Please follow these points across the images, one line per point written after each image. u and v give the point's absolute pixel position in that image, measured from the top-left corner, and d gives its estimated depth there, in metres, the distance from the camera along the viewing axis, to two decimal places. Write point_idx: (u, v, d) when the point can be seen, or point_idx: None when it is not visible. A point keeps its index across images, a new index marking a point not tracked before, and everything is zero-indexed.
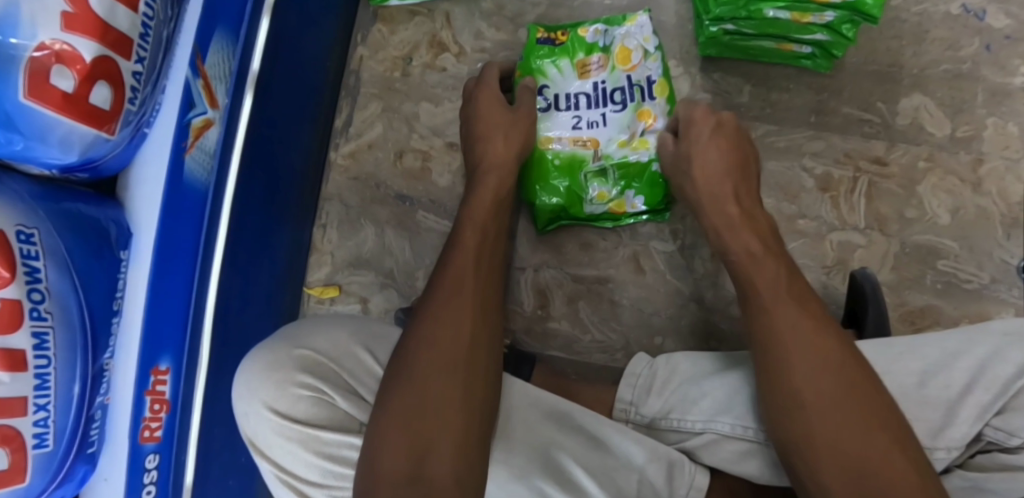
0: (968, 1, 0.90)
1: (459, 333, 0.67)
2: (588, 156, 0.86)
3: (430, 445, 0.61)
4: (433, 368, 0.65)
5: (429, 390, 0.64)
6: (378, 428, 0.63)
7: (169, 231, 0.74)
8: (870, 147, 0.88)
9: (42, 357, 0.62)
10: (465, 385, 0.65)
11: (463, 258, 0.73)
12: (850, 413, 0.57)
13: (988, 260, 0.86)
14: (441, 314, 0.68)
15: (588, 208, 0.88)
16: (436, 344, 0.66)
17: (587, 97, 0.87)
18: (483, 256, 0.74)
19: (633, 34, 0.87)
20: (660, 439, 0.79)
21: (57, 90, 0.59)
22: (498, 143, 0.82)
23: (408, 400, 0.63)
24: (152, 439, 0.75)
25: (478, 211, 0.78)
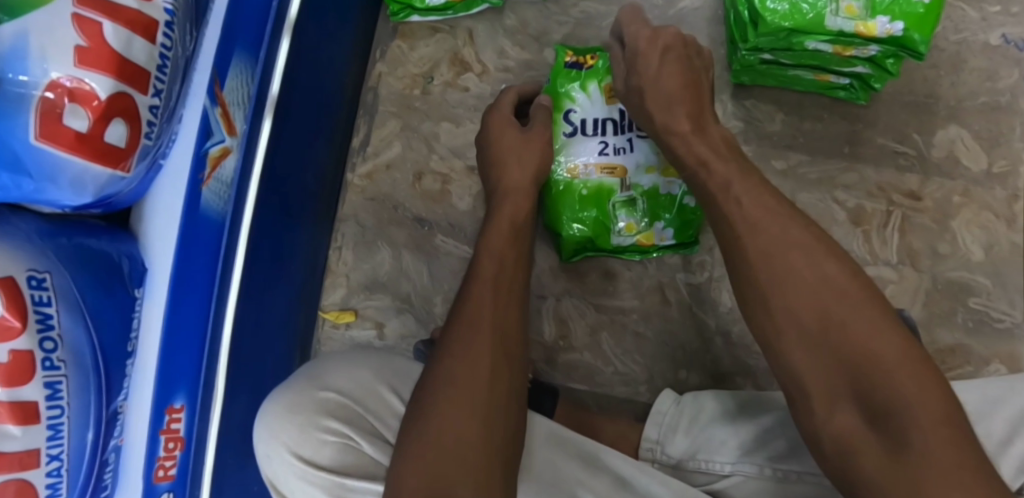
0: (1008, 31, 0.87)
1: (476, 361, 0.62)
2: (615, 185, 0.84)
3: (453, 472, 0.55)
4: (452, 401, 0.60)
5: (448, 422, 0.58)
6: (398, 464, 0.57)
7: (184, 263, 0.71)
8: (903, 180, 0.86)
9: (55, 407, 0.59)
10: (485, 415, 0.59)
11: (483, 291, 0.68)
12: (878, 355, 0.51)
13: (1020, 298, 0.84)
14: (456, 348, 0.63)
15: (615, 239, 0.85)
16: (451, 373, 0.62)
17: (615, 123, 0.85)
18: (504, 287, 0.70)
19: None
20: (686, 480, 0.76)
21: (70, 130, 0.54)
22: (523, 172, 0.79)
23: (428, 433, 0.58)
24: (167, 478, 0.73)
25: (497, 239, 0.74)
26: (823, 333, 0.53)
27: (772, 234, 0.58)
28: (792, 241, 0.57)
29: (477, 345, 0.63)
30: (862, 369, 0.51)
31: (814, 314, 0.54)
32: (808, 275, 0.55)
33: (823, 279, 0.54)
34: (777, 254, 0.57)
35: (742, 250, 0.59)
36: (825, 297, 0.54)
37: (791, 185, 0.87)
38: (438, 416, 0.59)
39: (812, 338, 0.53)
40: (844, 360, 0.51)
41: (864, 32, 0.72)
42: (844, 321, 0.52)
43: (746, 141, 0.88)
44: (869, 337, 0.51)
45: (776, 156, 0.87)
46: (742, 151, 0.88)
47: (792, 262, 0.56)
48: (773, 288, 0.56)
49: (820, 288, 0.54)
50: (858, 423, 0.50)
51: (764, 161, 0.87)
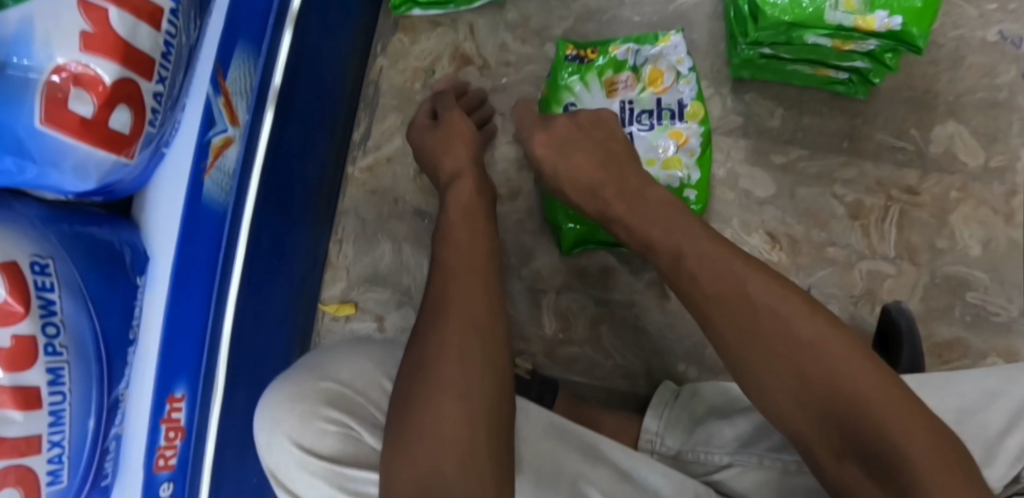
0: (1006, 27, 0.88)
1: (442, 344, 0.62)
2: None
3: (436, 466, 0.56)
4: (427, 385, 0.60)
5: (425, 410, 0.59)
6: (387, 460, 0.58)
7: (186, 252, 0.71)
8: (902, 175, 0.86)
9: (57, 393, 0.59)
10: (460, 395, 0.59)
11: (452, 271, 0.69)
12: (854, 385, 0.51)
13: (1018, 293, 0.85)
14: (427, 336, 0.63)
15: None
16: (422, 361, 0.62)
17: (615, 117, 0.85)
18: (471, 265, 0.69)
19: (666, 55, 0.85)
20: (685, 471, 0.76)
21: (74, 115, 0.55)
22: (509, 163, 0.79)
23: (407, 428, 0.59)
24: (167, 467, 0.73)
25: (455, 228, 0.73)
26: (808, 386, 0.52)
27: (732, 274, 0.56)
28: (753, 279, 0.56)
29: (444, 326, 0.63)
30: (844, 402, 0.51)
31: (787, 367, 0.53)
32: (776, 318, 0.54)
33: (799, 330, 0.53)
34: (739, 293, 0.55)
35: (699, 287, 0.57)
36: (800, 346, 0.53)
37: (790, 180, 0.87)
38: (414, 413, 0.59)
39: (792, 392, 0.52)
40: (830, 416, 0.51)
41: (863, 26, 0.73)
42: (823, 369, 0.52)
43: (746, 135, 0.88)
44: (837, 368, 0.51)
45: (775, 150, 0.88)
46: (742, 146, 0.88)
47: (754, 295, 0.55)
48: (730, 326, 0.55)
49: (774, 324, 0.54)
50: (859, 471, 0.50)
51: (763, 156, 0.88)
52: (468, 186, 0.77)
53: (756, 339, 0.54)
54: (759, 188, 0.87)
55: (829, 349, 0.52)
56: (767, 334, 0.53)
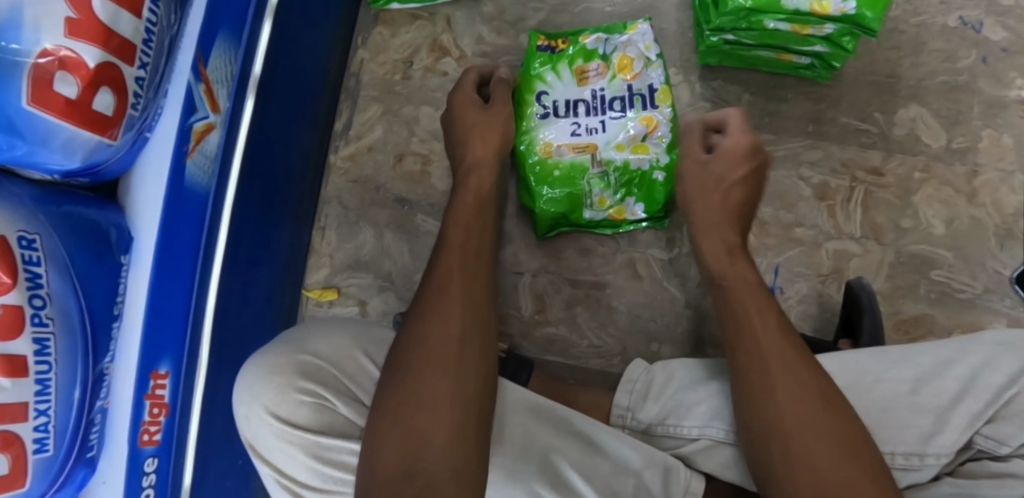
0: (965, 13, 0.91)
1: (445, 324, 0.65)
2: (587, 162, 0.87)
3: (425, 437, 0.59)
4: (427, 360, 0.63)
5: (423, 384, 0.62)
6: (375, 423, 0.61)
7: (168, 234, 0.74)
8: (867, 157, 0.89)
9: (43, 363, 0.61)
10: (456, 373, 0.63)
11: (452, 254, 0.72)
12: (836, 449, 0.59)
13: (981, 270, 0.87)
14: (427, 322, 0.66)
15: (588, 213, 0.88)
16: (422, 336, 0.65)
17: (586, 104, 0.88)
18: (473, 253, 0.72)
19: (634, 42, 0.89)
20: (656, 445, 0.78)
21: (60, 95, 0.58)
22: (479, 146, 0.82)
23: (400, 398, 0.61)
24: (151, 443, 0.75)
25: (463, 212, 0.76)
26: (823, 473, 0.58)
27: (777, 367, 0.63)
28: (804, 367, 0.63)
29: (447, 305, 0.67)
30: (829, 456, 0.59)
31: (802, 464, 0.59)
32: (802, 414, 0.61)
33: (821, 437, 0.59)
34: (778, 391, 0.62)
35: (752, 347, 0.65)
36: (821, 449, 0.59)
37: None
38: (411, 384, 0.62)
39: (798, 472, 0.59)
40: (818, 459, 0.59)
41: (819, 10, 0.76)
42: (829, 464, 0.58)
43: None
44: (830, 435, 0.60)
45: None
46: None
47: (786, 387, 0.62)
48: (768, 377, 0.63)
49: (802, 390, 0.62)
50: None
51: None
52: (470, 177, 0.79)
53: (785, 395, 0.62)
54: None
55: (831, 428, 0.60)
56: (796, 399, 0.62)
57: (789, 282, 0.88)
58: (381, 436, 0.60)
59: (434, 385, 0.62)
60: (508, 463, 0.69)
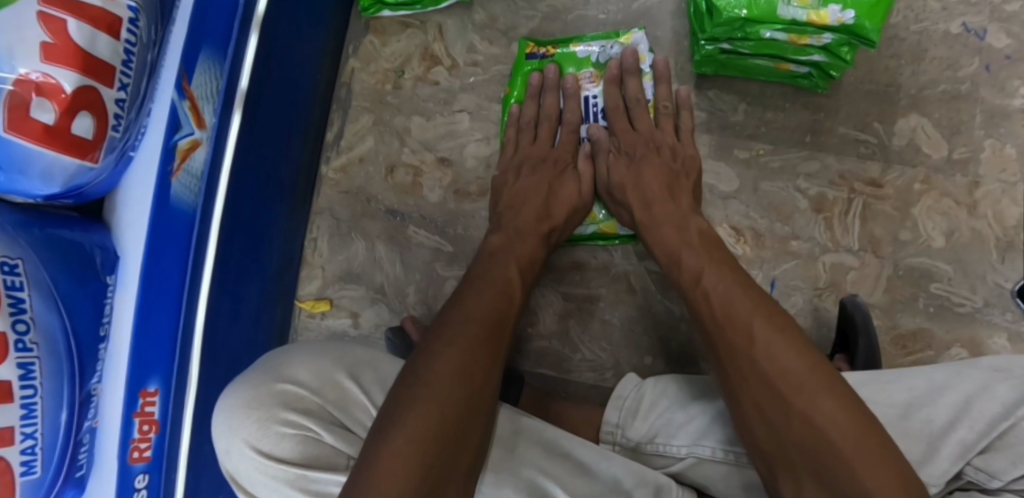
0: (968, 19, 0.88)
1: (479, 362, 0.62)
2: None
3: (436, 482, 0.56)
4: (454, 392, 0.59)
5: (446, 417, 0.58)
6: (386, 444, 0.55)
7: (154, 253, 0.73)
8: (865, 168, 0.87)
9: (28, 387, 0.61)
10: (475, 422, 0.60)
11: (481, 292, 0.69)
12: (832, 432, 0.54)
13: (981, 283, 0.85)
14: (459, 350, 0.61)
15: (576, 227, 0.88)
16: (459, 368, 0.60)
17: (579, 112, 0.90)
18: (505, 296, 0.69)
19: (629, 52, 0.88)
20: (646, 464, 0.77)
21: (37, 122, 0.57)
22: (526, 186, 0.83)
23: (427, 429, 0.56)
24: (142, 460, 0.75)
25: (503, 251, 0.75)
26: (818, 451, 0.54)
27: (779, 345, 0.59)
28: (785, 350, 0.58)
29: (479, 337, 0.63)
30: (820, 451, 0.54)
31: (799, 443, 0.55)
32: (809, 392, 0.56)
33: (814, 416, 0.55)
34: (773, 370, 0.58)
35: (749, 333, 0.60)
36: (808, 434, 0.55)
37: (753, 173, 0.89)
38: (439, 418, 0.57)
39: (794, 451, 0.55)
40: (808, 455, 0.54)
41: (817, 20, 0.74)
42: (834, 443, 0.53)
43: (710, 131, 0.90)
44: (813, 408, 0.55)
45: (739, 146, 0.89)
46: (707, 141, 0.90)
47: (793, 367, 0.57)
48: (753, 365, 0.59)
49: (785, 377, 0.57)
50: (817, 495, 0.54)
51: (728, 151, 0.89)
52: (520, 214, 0.80)
53: (767, 384, 0.58)
54: (724, 183, 0.89)
55: (818, 404, 0.55)
56: (777, 379, 0.57)
57: (785, 296, 0.87)
58: (392, 459, 0.55)
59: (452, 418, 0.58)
60: (491, 481, 0.68)
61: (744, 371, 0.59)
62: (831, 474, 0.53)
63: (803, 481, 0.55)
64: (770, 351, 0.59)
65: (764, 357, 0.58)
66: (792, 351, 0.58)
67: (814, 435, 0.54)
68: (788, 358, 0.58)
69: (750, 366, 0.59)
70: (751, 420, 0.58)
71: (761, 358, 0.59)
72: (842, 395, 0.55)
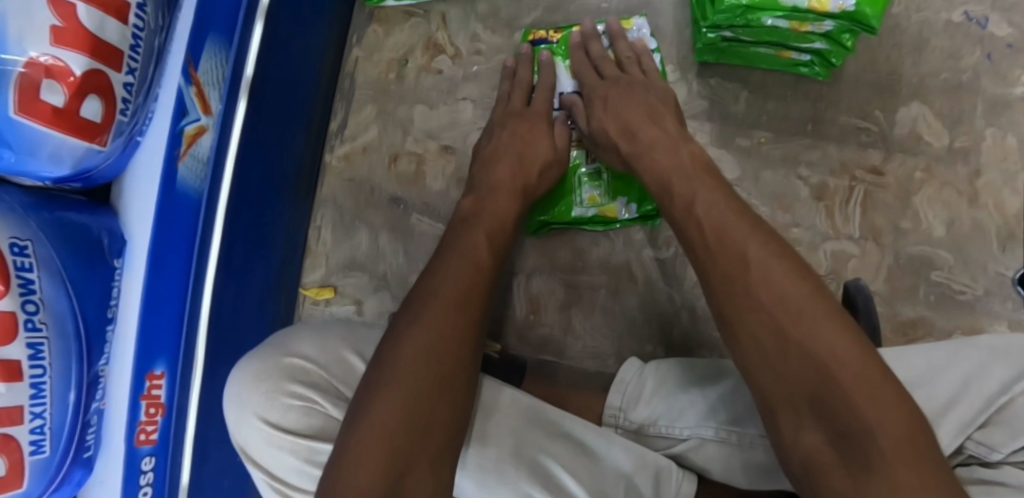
0: (970, 9, 0.89)
1: (462, 340, 0.62)
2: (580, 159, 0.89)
3: (417, 456, 0.56)
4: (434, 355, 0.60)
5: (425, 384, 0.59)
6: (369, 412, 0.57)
7: (163, 238, 0.74)
8: (866, 157, 0.88)
9: (38, 367, 0.62)
10: (457, 411, 0.60)
11: (447, 263, 0.67)
12: (838, 365, 0.51)
13: (982, 272, 0.86)
14: (433, 314, 0.62)
15: (576, 210, 0.89)
16: (443, 333, 0.61)
17: None
18: (476, 263, 0.67)
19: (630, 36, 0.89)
20: (648, 446, 0.78)
21: (47, 105, 0.58)
22: (512, 158, 0.81)
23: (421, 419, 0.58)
24: (148, 442, 0.76)
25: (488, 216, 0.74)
26: (821, 386, 0.51)
27: (788, 278, 0.55)
28: (781, 277, 0.55)
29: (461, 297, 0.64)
30: (824, 388, 0.51)
31: (809, 382, 0.52)
32: (808, 322, 0.53)
33: (826, 339, 0.52)
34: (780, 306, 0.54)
35: (743, 256, 0.57)
36: (810, 367, 0.52)
37: (754, 162, 0.89)
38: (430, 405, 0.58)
39: (801, 394, 0.52)
40: (811, 392, 0.52)
41: (818, 7, 0.74)
42: (847, 380, 0.51)
43: (711, 119, 0.90)
44: (818, 338, 0.52)
45: (740, 134, 0.90)
46: (708, 129, 0.90)
47: (788, 296, 0.54)
48: (750, 291, 0.56)
49: (783, 306, 0.54)
50: (823, 448, 0.51)
51: (729, 139, 0.90)
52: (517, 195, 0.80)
53: (761, 312, 0.55)
54: (725, 171, 0.89)
55: (820, 331, 0.53)
56: (774, 308, 0.54)
57: None
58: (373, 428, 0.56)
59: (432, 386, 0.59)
60: (494, 455, 0.70)
61: (741, 295, 0.56)
62: (835, 410, 0.51)
63: (805, 421, 0.52)
64: (767, 276, 0.55)
65: (760, 282, 0.55)
66: (795, 280, 0.55)
67: (816, 368, 0.52)
68: (793, 284, 0.55)
69: (742, 293, 0.56)
70: (749, 366, 0.55)
71: (758, 282, 0.55)
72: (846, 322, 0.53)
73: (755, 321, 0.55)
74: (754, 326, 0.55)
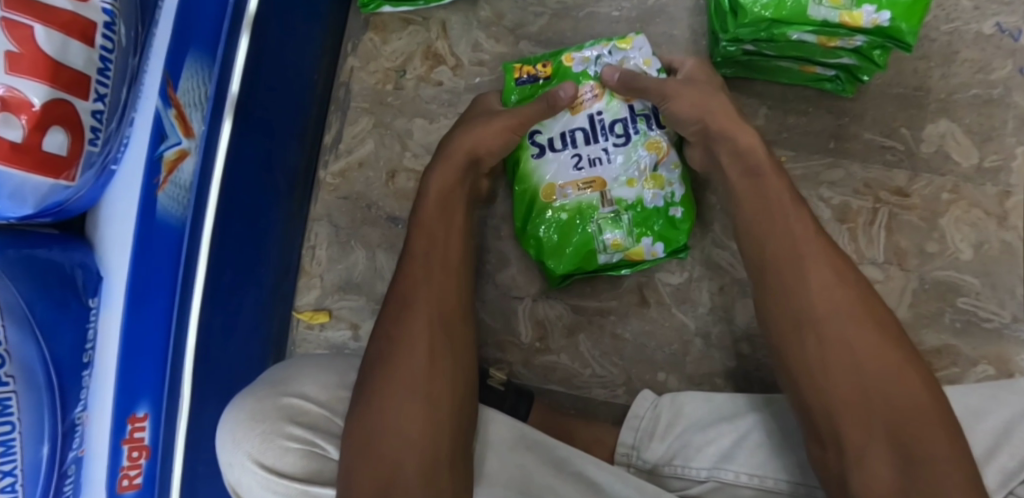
0: (1002, 19, 0.84)
1: (439, 349, 0.66)
2: (595, 200, 0.81)
3: (406, 455, 0.60)
4: (406, 360, 0.64)
5: (406, 389, 0.63)
6: (357, 416, 0.61)
7: (142, 273, 0.69)
8: (891, 177, 0.83)
9: (4, 423, 0.56)
10: (448, 411, 0.63)
11: (429, 272, 0.71)
12: (902, 397, 0.57)
13: (1011, 298, 0.81)
14: (405, 325, 0.67)
15: (601, 258, 0.81)
16: (428, 345, 0.65)
17: (585, 132, 0.82)
18: (455, 275, 0.72)
19: (629, 58, 0.81)
20: (662, 486, 0.74)
21: (4, 140, 0.52)
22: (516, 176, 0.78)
23: (416, 436, 0.61)
24: (132, 487, 0.70)
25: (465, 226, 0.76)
26: (895, 413, 0.56)
27: (846, 316, 0.60)
28: (844, 307, 0.61)
29: (437, 310, 0.68)
30: (896, 415, 0.56)
31: (878, 410, 0.56)
32: (876, 351, 0.59)
33: (885, 368, 0.58)
34: (834, 344, 0.59)
35: (805, 284, 0.62)
36: (877, 392, 0.57)
37: None
38: (428, 423, 0.61)
39: (873, 419, 0.56)
40: (886, 420, 0.56)
41: (849, 22, 0.69)
42: (910, 407, 0.56)
43: None
44: (880, 370, 0.58)
45: None
46: None
47: (840, 317, 0.60)
48: (827, 313, 0.61)
49: (864, 336, 0.59)
50: (889, 473, 0.54)
51: None
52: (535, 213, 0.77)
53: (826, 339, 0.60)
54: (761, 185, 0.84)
55: (881, 364, 0.58)
56: (847, 333, 0.59)
57: None
58: (366, 434, 0.60)
59: (418, 391, 0.63)
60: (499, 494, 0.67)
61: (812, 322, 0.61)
62: (898, 434, 0.55)
63: (875, 443, 0.56)
64: (831, 303, 0.61)
65: (824, 307, 0.61)
66: (857, 310, 0.60)
67: (876, 397, 0.57)
68: (862, 313, 0.60)
69: (824, 314, 0.61)
70: (822, 385, 0.59)
71: (824, 307, 0.61)
72: (906, 355, 0.59)
73: (833, 344, 0.59)
74: (828, 348, 0.59)
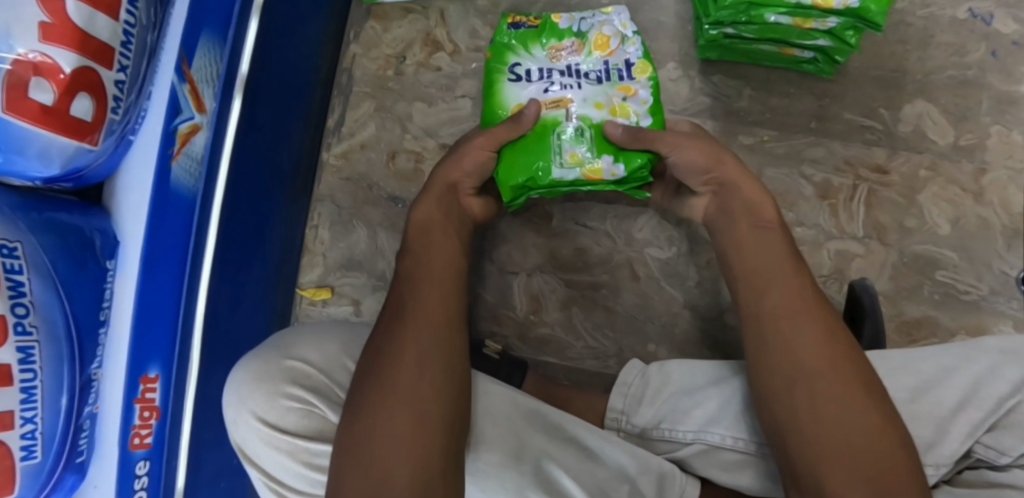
0: (975, 4, 0.88)
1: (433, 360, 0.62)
2: (560, 116, 0.80)
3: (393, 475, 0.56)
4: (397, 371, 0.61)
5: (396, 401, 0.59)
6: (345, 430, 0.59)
7: (156, 240, 0.73)
8: (871, 154, 0.87)
9: (28, 371, 0.60)
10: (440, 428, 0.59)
11: (426, 281, 0.67)
12: (883, 449, 0.55)
13: (987, 271, 0.85)
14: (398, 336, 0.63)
15: (558, 171, 0.79)
16: (422, 355, 0.62)
17: (560, 72, 0.82)
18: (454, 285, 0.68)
19: (610, 22, 0.83)
20: (650, 449, 0.77)
21: (35, 102, 0.56)
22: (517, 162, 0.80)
23: (410, 456, 0.57)
24: (142, 446, 0.73)
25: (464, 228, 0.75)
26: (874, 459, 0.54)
27: (825, 347, 0.59)
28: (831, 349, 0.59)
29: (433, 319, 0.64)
30: (876, 462, 0.54)
31: (854, 461, 0.55)
32: (853, 391, 0.57)
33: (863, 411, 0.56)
34: (826, 393, 0.57)
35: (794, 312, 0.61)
36: (855, 436, 0.55)
37: (758, 159, 0.88)
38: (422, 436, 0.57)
39: (857, 463, 0.54)
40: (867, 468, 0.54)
41: (822, 4, 0.72)
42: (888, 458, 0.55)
43: (714, 117, 0.89)
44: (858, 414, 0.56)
45: (744, 131, 0.88)
46: (711, 126, 0.89)
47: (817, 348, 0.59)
48: (814, 349, 0.59)
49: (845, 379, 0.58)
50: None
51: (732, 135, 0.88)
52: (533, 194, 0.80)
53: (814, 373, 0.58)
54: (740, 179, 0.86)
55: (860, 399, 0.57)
56: (831, 370, 0.58)
57: None
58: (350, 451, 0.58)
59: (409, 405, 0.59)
60: (497, 461, 0.67)
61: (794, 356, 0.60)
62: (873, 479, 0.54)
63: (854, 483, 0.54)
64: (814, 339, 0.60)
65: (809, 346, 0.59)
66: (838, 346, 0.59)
67: (850, 444, 0.55)
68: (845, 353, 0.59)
69: (814, 342, 0.59)
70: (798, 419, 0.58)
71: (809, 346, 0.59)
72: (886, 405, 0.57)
73: (817, 380, 0.58)
74: (813, 378, 0.58)
